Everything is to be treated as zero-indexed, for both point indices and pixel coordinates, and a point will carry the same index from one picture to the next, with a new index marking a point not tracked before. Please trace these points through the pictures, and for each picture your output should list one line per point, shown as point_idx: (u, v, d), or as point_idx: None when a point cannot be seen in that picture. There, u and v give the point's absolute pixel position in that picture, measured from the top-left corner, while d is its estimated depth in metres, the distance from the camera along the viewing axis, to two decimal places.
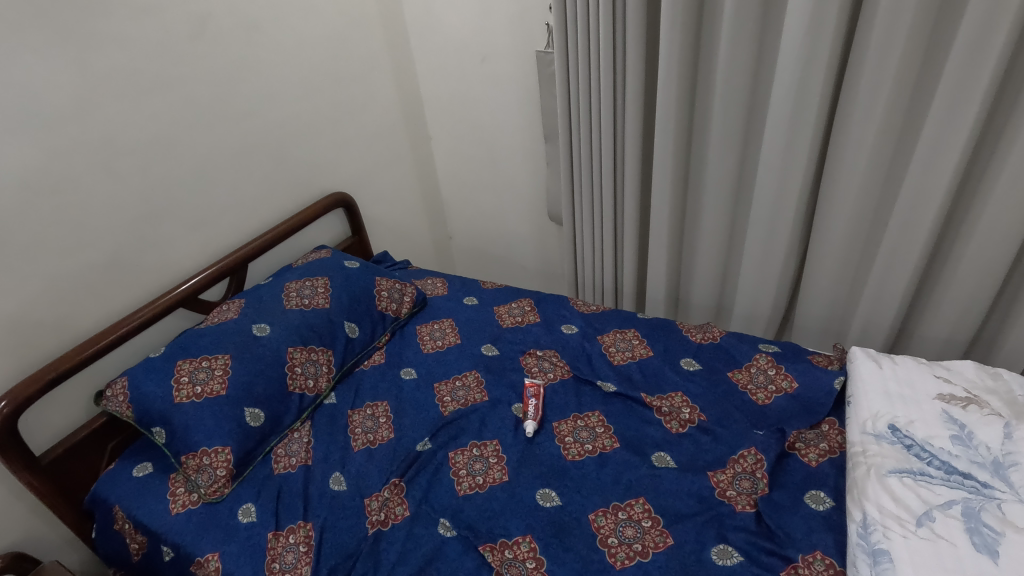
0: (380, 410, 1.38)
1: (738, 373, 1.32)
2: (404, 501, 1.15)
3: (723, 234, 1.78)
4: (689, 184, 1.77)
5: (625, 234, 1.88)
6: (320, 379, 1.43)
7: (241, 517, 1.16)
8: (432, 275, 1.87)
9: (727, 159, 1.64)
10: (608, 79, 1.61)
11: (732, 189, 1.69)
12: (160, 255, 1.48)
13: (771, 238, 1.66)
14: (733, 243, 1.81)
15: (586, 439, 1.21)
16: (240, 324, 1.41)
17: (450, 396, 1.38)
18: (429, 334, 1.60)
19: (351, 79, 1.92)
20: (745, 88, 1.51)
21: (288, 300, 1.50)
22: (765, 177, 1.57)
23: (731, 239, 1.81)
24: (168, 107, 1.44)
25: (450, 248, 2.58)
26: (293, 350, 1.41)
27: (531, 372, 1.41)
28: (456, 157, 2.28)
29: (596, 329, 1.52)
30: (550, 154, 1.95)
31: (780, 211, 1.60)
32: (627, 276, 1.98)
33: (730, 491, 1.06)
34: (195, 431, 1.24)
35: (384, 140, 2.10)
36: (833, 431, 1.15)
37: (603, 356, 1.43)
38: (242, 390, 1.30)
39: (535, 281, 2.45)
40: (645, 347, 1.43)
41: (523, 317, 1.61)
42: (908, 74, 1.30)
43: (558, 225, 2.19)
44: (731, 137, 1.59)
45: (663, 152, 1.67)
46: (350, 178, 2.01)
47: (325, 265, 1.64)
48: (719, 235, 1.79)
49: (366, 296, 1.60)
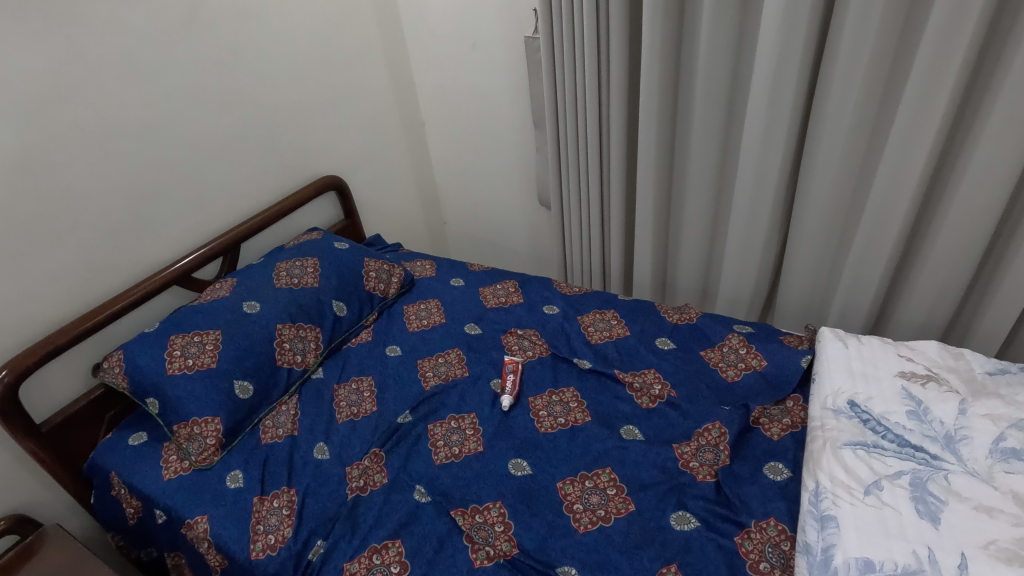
0: (364, 385, 1.43)
1: (709, 352, 1.36)
2: (383, 469, 1.20)
3: (707, 219, 1.82)
4: (672, 171, 1.80)
5: (611, 218, 1.91)
6: (308, 355, 1.48)
7: (229, 482, 1.23)
8: (422, 257, 1.92)
9: (709, 147, 1.67)
10: (593, 64, 1.63)
11: (715, 175, 1.72)
12: (154, 235, 1.53)
13: (752, 224, 1.69)
14: (716, 229, 1.84)
15: (559, 413, 1.26)
16: (231, 302, 1.47)
17: (432, 372, 1.43)
18: (415, 313, 1.64)
19: (344, 65, 1.96)
20: (725, 77, 1.54)
21: (278, 279, 1.56)
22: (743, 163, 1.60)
23: (714, 225, 1.84)
24: (160, 93, 1.48)
25: (445, 232, 2.62)
26: (282, 327, 1.47)
27: (511, 350, 1.46)
28: (449, 142, 2.31)
29: (576, 310, 1.56)
30: (539, 140, 1.98)
31: (760, 197, 1.63)
32: (613, 260, 2.01)
33: (693, 462, 1.10)
34: (187, 402, 1.30)
35: (377, 125, 2.13)
36: (796, 407, 1.18)
37: (581, 335, 1.47)
38: (232, 363, 1.37)
39: (526, 265, 2.48)
40: (623, 326, 1.48)
41: (506, 298, 1.65)
42: (882, 63, 1.32)
43: (547, 210, 2.22)
44: (712, 123, 1.62)
45: (645, 140, 1.70)
46: (343, 162, 2.05)
47: (315, 246, 1.69)
48: (703, 221, 1.82)
49: (355, 276, 1.65)
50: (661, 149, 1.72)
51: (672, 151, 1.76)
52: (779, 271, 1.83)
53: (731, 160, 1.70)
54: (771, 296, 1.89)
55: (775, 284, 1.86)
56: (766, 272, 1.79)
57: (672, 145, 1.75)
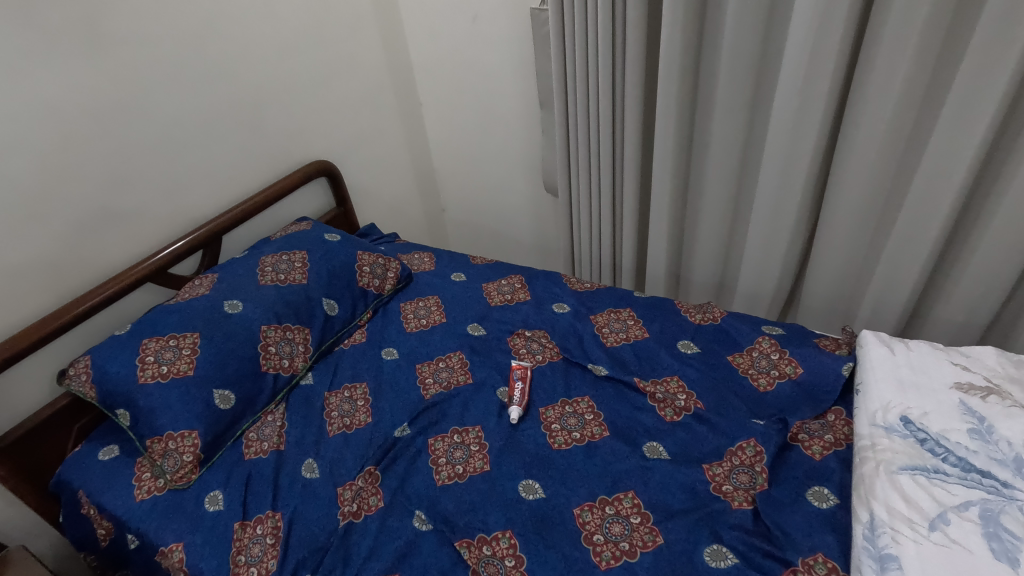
0: (357, 393, 1.30)
1: (738, 357, 1.23)
2: (378, 491, 1.08)
3: (727, 210, 1.68)
4: (691, 157, 1.66)
5: (624, 207, 1.77)
6: (296, 359, 1.36)
7: (208, 505, 1.11)
8: (420, 249, 1.79)
9: (734, 129, 1.53)
10: (607, 38, 1.47)
11: (738, 163, 1.59)
12: (125, 227, 1.39)
13: (779, 215, 1.56)
14: (737, 221, 1.71)
15: (573, 427, 1.13)
16: (211, 301, 1.34)
17: (432, 378, 1.30)
18: (413, 312, 1.51)
19: (334, 41, 1.80)
20: (754, 53, 1.40)
21: (263, 276, 1.42)
22: (770, 149, 1.47)
23: (735, 217, 1.70)
24: (127, 70, 1.32)
25: (443, 221, 2.48)
26: (266, 328, 1.33)
27: (518, 354, 1.33)
28: (448, 125, 2.16)
29: (589, 308, 1.43)
30: (545, 122, 1.83)
31: (789, 187, 1.49)
32: (625, 252, 1.87)
33: (726, 486, 0.98)
34: (161, 414, 1.17)
35: (370, 106, 1.98)
36: (839, 422, 1.06)
37: (595, 337, 1.35)
38: (211, 370, 1.24)
39: (530, 256, 2.35)
40: (640, 327, 1.35)
41: (512, 295, 1.52)
42: (934, 36, 1.18)
43: (553, 198, 2.07)
44: (738, 105, 1.48)
45: (662, 124, 1.55)
46: (335, 147, 1.90)
47: (304, 238, 1.56)
48: (723, 212, 1.69)
49: (347, 271, 1.51)
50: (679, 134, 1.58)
51: (691, 136, 1.62)
52: (805, 266, 1.69)
53: (756, 145, 1.56)
54: (795, 293, 1.76)
55: (800, 279, 1.73)
56: (791, 267, 1.66)
57: (690, 130, 1.61)
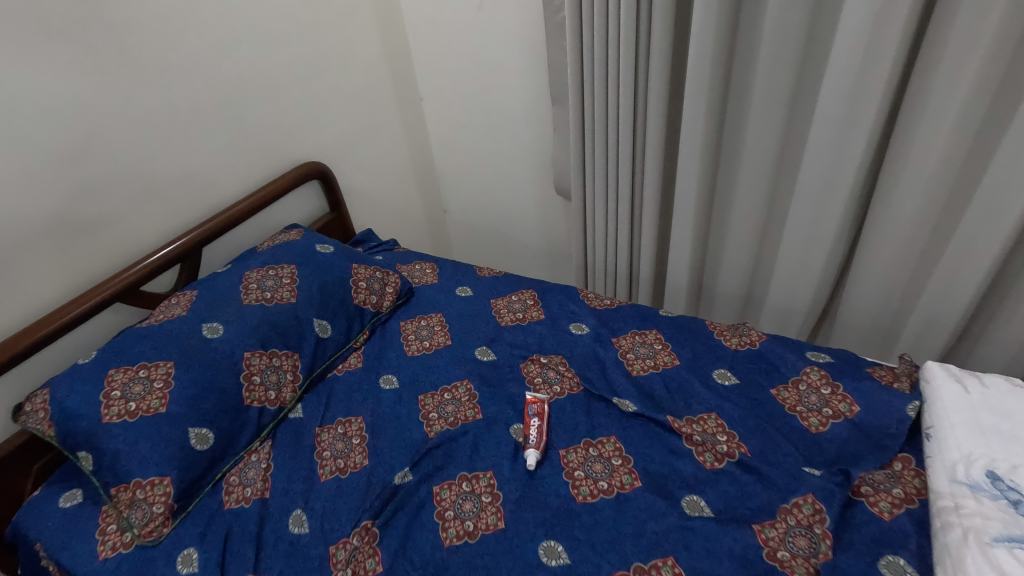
0: (353, 429, 1.15)
1: (782, 391, 1.09)
2: (376, 552, 0.93)
3: (759, 218, 1.53)
4: (719, 160, 1.51)
5: (645, 213, 1.62)
6: (283, 389, 1.21)
7: (180, 566, 0.96)
8: (421, 259, 1.64)
9: (770, 129, 1.37)
10: (631, 27, 1.31)
11: (774, 166, 1.43)
12: (88, 241, 1.23)
13: (819, 224, 1.40)
14: (768, 229, 1.56)
15: (599, 475, 0.99)
16: (187, 324, 1.19)
17: (437, 413, 1.16)
18: (414, 332, 1.37)
19: (324, 30, 1.63)
20: (797, 44, 1.24)
21: (247, 294, 1.27)
22: (812, 151, 1.31)
23: (766, 224, 1.55)
24: (85, 63, 1.16)
25: (445, 223, 2.32)
26: (250, 355, 1.19)
27: (533, 384, 1.18)
28: (450, 121, 2.00)
29: (610, 330, 1.29)
30: (557, 119, 1.66)
31: (833, 193, 1.34)
32: (643, 262, 1.72)
33: (782, 553, 0.84)
34: (128, 459, 1.03)
35: (366, 102, 1.82)
36: (908, 474, 0.92)
37: (619, 364, 1.20)
38: (186, 406, 1.09)
39: (537, 262, 2.19)
40: (669, 353, 1.21)
41: (524, 314, 1.37)
42: (1015, 25, 1.02)
43: (564, 201, 1.92)
44: (776, 102, 1.33)
45: (690, 122, 1.39)
46: (327, 146, 1.74)
47: (294, 249, 1.41)
48: (754, 220, 1.53)
49: (341, 287, 1.36)
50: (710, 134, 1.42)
51: (720, 136, 1.46)
52: (844, 278, 1.54)
53: (794, 146, 1.41)
54: (831, 307, 1.61)
55: (837, 293, 1.58)
56: (829, 280, 1.51)
57: (720, 129, 1.45)
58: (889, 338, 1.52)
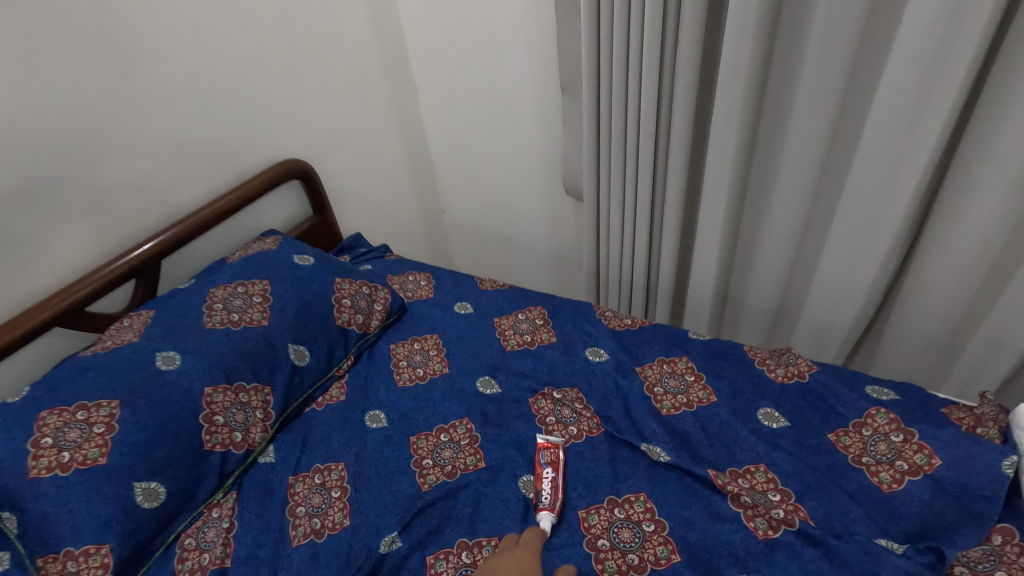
0: (332, 479, 0.98)
1: (843, 437, 0.92)
2: None
3: (797, 226, 1.35)
4: (753, 160, 1.32)
5: (667, 219, 1.42)
6: (252, 430, 1.04)
7: None
8: (415, 270, 1.46)
9: (818, 124, 1.18)
10: (658, 4, 1.12)
11: (818, 168, 1.25)
12: (24, 256, 1.05)
13: (870, 235, 1.22)
14: (807, 238, 1.38)
15: (628, 545, 0.82)
16: (139, 354, 1.01)
17: (432, 459, 0.98)
18: (407, 358, 1.19)
19: (304, 10, 1.44)
20: (856, 22, 1.04)
21: (211, 316, 1.09)
22: (867, 151, 1.13)
23: (805, 233, 1.37)
24: (8, 46, 0.96)
25: (443, 224, 2.13)
26: (212, 391, 1.01)
27: (545, 424, 1.01)
28: (448, 113, 1.81)
29: (633, 357, 1.11)
30: (568, 111, 1.47)
31: (889, 200, 1.16)
32: (663, 272, 1.53)
33: None
34: (57, 523, 0.85)
35: (354, 92, 1.62)
36: (1011, 550, 0.73)
37: (646, 400, 1.03)
38: (132, 455, 0.91)
39: (543, 267, 2.00)
40: (704, 387, 1.03)
41: (533, 336, 1.20)
42: None
43: (575, 202, 1.73)
44: (824, 95, 1.14)
45: (721, 118, 1.21)
46: (310, 142, 1.55)
47: (268, 261, 1.22)
48: (792, 227, 1.35)
49: (322, 306, 1.18)
50: (746, 131, 1.23)
51: (755, 134, 1.28)
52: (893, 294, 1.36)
53: (841, 145, 1.22)
54: (875, 326, 1.42)
55: (883, 310, 1.39)
56: (878, 296, 1.32)
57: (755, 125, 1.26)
58: (943, 361, 1.34)
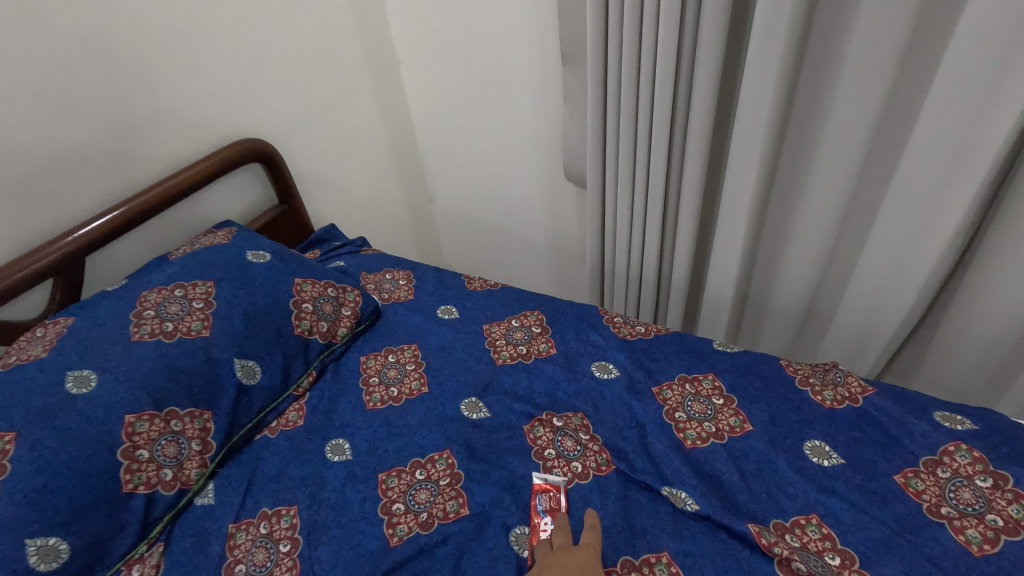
0: (280, 529, 0.80)
1: (913, 479, 0.74)
2: None
3: (832, 226, 1.14)
4: (783, 148, 1.11)
5: (683, 209, 1.22)
6: (187, 465, 0.85)
7: None
8: (394, 267, 1.27)
9: (872, 93, 0.97)
10: None
11: (862, 157, 1.04)
12: None
13: (924, 236, 1.02)
14: (840, 240, 1.17)
15: None
16: (46, 373, 0.81)
17: (404, 504, 0.80)
18: (379, 373, 1.02)
19: None
20: None
21: (139, 325, 0.90)
22: (926, 133, 0.93)
23: (839, 234, 1.17)
24: None
25: (431, 214, 1.94)
26: (136, 420, 0.81)
27: (543, 459, 0.83)
28: (435, 90, 1.60)
29: (649, 375, 0.93)
30: (569, 83, 1.27)
31: (950, 194, 0.96)
32: (676, 270, 1.33)
33: None
34: None
35: (326, 64, 1.42)
36: None
37: (665, 429, 0.85)
38: (26, 505, 0.71)
39: (540, 263, 1.80)
40: (736, 413, 0.85)
41: (528, 348, 1.02)
42: None
43: (577, 190, 1.53)
44: (877, 65, 0.94)
45: (749, 94, 1.00)
46: (276, 121, 1.35)
47: (215, 259, 1.03)
48: (826, 227, 1.15)
49: (278, 312, 1.00)
50: (780, 110, 1.02)
51: (788, 116, 1.07)
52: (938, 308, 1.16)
53: (890, 131, 1.01)
54: (912, 342, 1.23)
55: (927, 317, 1.18)
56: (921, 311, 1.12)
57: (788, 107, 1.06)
58: (993, 386, 1.15)
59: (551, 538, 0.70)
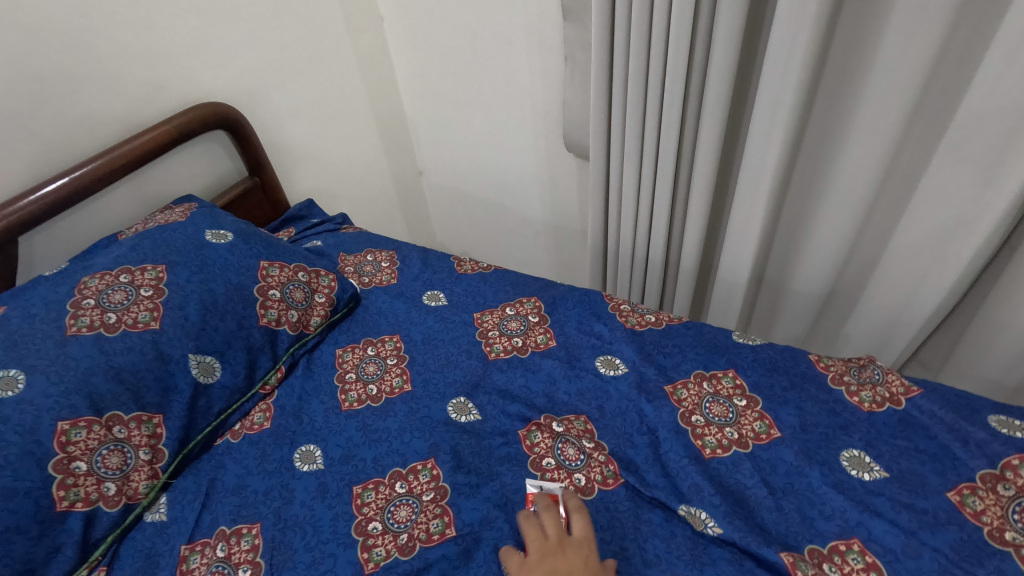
0: (238, 552, 0.69)
1: (970, 498, 0.64)
2: None
3: (860, 205, 1.02)
4: (809, 116, 0.98)
5: (697, 183, 1.09)
6: (135, 478, 0.74)
7: None
8: (376, 248, 1.16)
9: (924, 42, 0.83)
10: None
11: (899, 127, 0.91)
12: None
13: (975, 212, 0.89)
14: (870, 219, 1.05)
15: None
16: None
17: (382, 523, 0.70)
18: (357, 368, 0.91)
19: None
20: None
21: (75, 316, 0.77)
22: (984, 95, 0.80)
23: (870, 212, 1.04)
24: None
25: (420, 188, 1.80)
26: (71, 429, 0.70)
27: (540, 469, 0.73)
28: (422, 51, 1.46)
29: (661, 372, 0.82)
30: (570, 41, 1.13)
31: (1004, 170, 0.83)
32: (686, 250, 1.21)
33: None
34: None
35: (299, 20, 1.27)
36: None
37: (680, 436, 0.74)
38: None
39: (537, 241, 1.68)
40: (761, 417, 0.75)
41: (523, 339, 0.91)
42: None
43: (578, 162, 1.40)
44: (927, 16, 0.80)
45: (775, 51, 0.86)
46: (243, 84, 1.21)
47: (168, 239, 0.90)
48: (853, 205, 1.02)
49: (241, 302, 0.88)
50: (810, 71, 0.89)
51: (817, 78, 0.93)
52: (972, 299, 1.04)
53: (936, 96, 0.88)
54: (937, 337, 1.12)
55: (964, 307, 1.06)
56: (954, 303, 1.01)
57: (818, 68, 0.92)
58: None
59: (544, 523, 0.63)
